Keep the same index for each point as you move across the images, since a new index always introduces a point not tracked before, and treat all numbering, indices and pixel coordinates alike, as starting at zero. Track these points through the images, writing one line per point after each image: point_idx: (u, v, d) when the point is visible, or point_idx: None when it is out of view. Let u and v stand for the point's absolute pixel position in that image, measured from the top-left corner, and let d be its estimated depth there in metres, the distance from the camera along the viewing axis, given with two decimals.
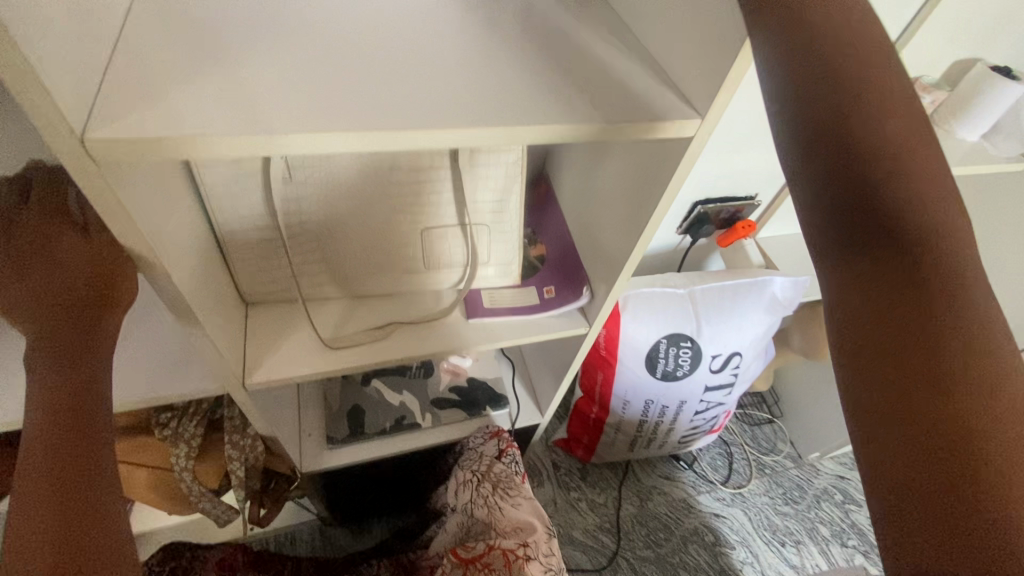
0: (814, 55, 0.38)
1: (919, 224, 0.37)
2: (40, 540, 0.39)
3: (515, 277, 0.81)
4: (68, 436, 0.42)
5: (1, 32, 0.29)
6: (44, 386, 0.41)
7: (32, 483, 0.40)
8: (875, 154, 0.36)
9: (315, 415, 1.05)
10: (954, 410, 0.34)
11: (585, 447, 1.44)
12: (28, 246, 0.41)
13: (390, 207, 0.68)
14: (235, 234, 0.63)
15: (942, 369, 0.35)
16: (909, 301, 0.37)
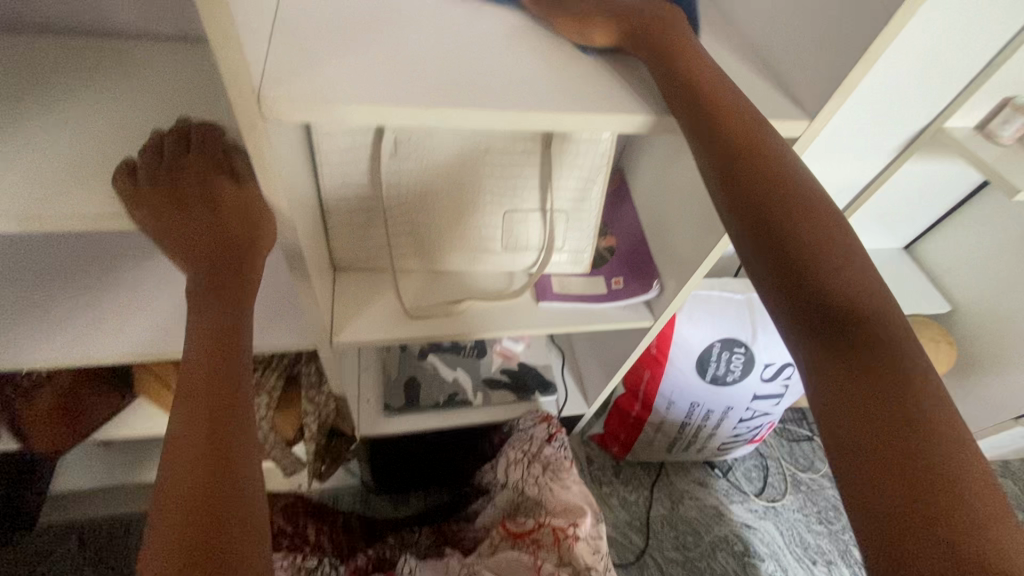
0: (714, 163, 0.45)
1: (832, 261, 0.41)
2: (196, 442, 0.43)
3: (585, 267, 0.83)
4: (223, 358, 0.47)
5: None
6: (207, 311, 0.48)
7: (183, 400, 0.45)
8: (786, 239, 0.42)
9: (374, 382, 1.10)
10: (906, 450, 0.35)
11: (622, 445, 1.45)
12: (192, 190, 0.48)
13: (481, 188, 0.71)
14: (339, 200, 0.68)
15: (886, 411, 0.36)
16: (825, 328, 0.40)
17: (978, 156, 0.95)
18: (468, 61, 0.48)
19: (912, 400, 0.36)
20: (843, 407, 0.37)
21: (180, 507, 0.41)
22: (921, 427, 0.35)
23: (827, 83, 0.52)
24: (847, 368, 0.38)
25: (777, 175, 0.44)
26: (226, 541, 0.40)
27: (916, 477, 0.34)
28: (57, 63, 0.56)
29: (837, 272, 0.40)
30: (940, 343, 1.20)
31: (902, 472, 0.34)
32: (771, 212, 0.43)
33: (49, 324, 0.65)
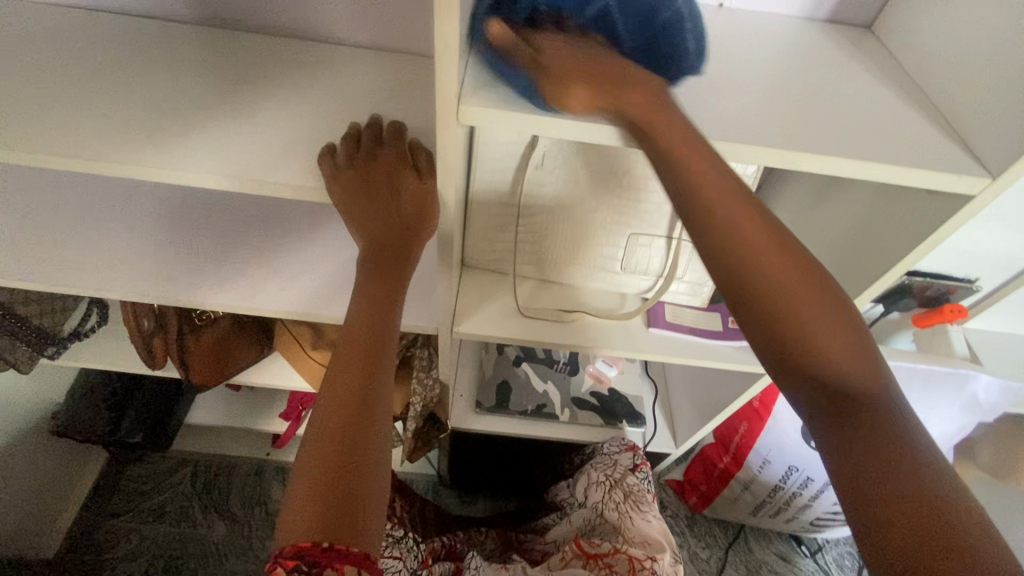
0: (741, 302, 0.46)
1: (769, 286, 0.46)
2: (346, 390, 0.52)
3: (702, 300, 0.83)
4: (374, 324, 0.56)
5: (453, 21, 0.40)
6: (369, 281, 0.57)
7: (341, 362, 0.54)
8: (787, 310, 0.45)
9: (468, 379, 1.15)
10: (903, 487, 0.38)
11: (700, 496, 1.38)
12: (383, 177, 0.56)
13: (613, 208, 0.74)
14: (482, 201, 0.74)
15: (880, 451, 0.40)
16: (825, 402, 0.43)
17: None
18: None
19: (876, 412, 0.42)
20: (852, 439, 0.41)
21: (325, 447, 0.48)
22: (894, 435, 0.41)
23: (1018, 143, 0.48)
24: (821, 396, 0.44)
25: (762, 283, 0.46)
26: (362, 475, 0.48)
27: (911, 500, 0.38)
28: (285, 56, 0.68)
29: (840, 340, 0.44)
30: None
31: (884, 485, 0.39)
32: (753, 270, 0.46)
33: (230, 273, 0.76)
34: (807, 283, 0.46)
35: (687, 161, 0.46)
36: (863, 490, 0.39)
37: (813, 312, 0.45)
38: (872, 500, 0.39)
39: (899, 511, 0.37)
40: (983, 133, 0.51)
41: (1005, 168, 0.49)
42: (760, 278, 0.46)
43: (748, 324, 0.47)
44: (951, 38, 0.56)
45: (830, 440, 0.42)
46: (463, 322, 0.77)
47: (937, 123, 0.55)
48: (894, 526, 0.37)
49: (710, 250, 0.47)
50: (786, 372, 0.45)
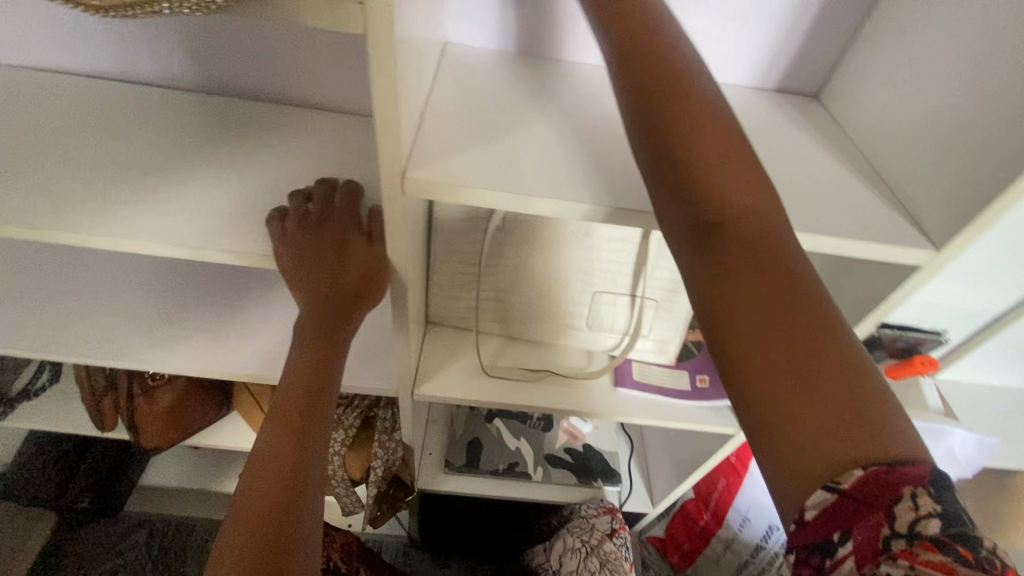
0: (660, 137, 0.41)
1: (696, 120, 0.41)
2: (278, 456, 0.52)
3: (670, 358, 0.82)
4: (309, 387, 0.55)
5: (393, 105, 0.40)
6: (303, 342, 0.55)
7: (275, 426, 0.54)
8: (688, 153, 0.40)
9: (438, 436, 1.11)
10: (816, 367, 0.33)
11: (683, 554, 1.33)
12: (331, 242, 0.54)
13: (575, 266, 0.74)
14: (445, 258, 0.74)
15: (792, 320, 0.35)
16: (718, 257, 0.38)
17: None
18: (590, 163, 0.52)
19: (782, 266, 0.37)
20: (766, 306, 0.35)
21: (252, 517, 0.48)
22: (818, 325, 0.34)
23: (960, 217, 0.49)
24: (725, 253, 0.38)
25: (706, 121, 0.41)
26: (289, 545, 0.47)
27: (822, 389, 0.33)
28: (249, 120, 0.68)
29: (739, 177, 0.39)
30: None
31: (770, 346, 0.34)
32: (669, 108, 0.41)
33: (183, 336, 0.73)
34: (726, 148, 0.40)
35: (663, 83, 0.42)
36: (765, 380, 0.34)
37: (726, 154, 0.40)
38: (758, 360, 0.34)
39: (819, 399, 0.32)
40: (928, 205, 0.52)
41: (950, 240, 0.50)
42: (706, 169, 0.39)
43: (657, 163, 0.41)
44: (889, 112, 0.58)
45: (726, 298, 0.37)
46: (425, 384, 0.75)
47: (884, 193, 0.56)
48: (781, 406, 0.33)
49: (647, 135, 0.41)
50: (700, 235, 0.39)
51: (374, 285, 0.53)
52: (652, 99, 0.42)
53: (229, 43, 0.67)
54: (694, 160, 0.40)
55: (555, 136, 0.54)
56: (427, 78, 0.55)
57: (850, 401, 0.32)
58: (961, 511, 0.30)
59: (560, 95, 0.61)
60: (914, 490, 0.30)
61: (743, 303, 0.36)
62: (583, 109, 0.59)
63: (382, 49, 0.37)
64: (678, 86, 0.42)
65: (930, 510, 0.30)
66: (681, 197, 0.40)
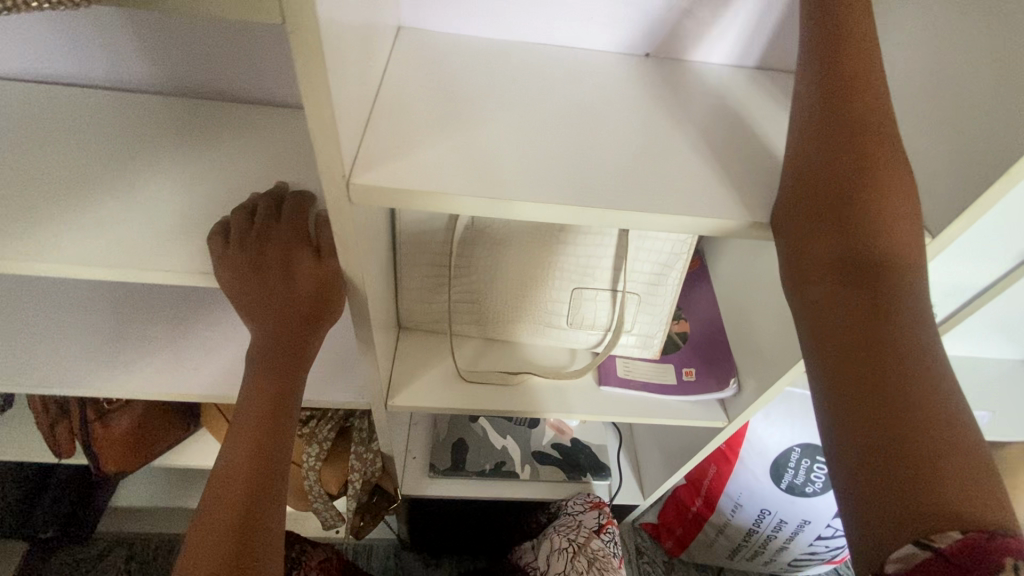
0: (816, 172, 0.43)
1: (869, 159, 0.42)
2: (235, 485, 0.48)
3: (655, 352, 0.78)
4: (268, 412, 0.50)
5: (327, 107, 0.35)
6: (260, 359, 0.49)
7: (233, 452, 0.49)
8: (846, 191, 0.42)
9: (421, 440, 1.08)
10: (921, 421, 0.36)
11: (677, 540, 1.32)
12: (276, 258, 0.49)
13: (552, 262, 0.70)
14: (412, 260, 0.69)
15: (908, 374, 0.38)
16: (849, 295, 0.41)
17: None
18: (560, 157, 0.48)
19: (912, 330, 0.39)
20: (881, 360, 0.39)
21: (205, 557, 0.44)
22: (934, 390, 0.37)
23: (955, 202, 0.46)
24: (857, 304, 0.41)
25: (883, 161, 0.42)
26: None
27: (919, 440, 0.36)
28: (189, 118, 0.62)
29: (884, 220, 0.41)
30: None
31: (878, 389, 0.38)
32: (867, 149, 0.42)
33: (135, 359, 0.68)
34: (895, 196, 0.42)
35: (850, 135, 0.43)
36: (865, 423, 0.38)
37: (883, 195, 0.42)
38: (869, 400, 0.38)
39: (916, 453, 0.36)
40: (923, 187, 0.49)
41: (944, 227, 0.47)
42: (868, 216, 0.41)
43: (799, 195, 0.44)
44: (876, 88, 0.55)
45: (851, 343, 0.40)
46: (399, 395, 0.71)
47: None
48: (879, 447, 0.37)
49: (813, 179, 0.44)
50: (821, 272, 0.43)
51: (331, 303, 0.49)
52: (853, 151, 0.43)
53: (166, 39, 0.62)
54: (847, 201, 0.42)
55: (521, 129, 0.50)
56: (374, 68, 0.49)
57: (942, 461, 0.35)
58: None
59: (527, 82, 0.56)
60: (1016, 562, 0.30)
61: (862, 347, 0.39)
62: (548, 95, 0.55)
63: (304, 44, 0.32)
64: (868, 123, 0.43)
65: None
66: (829, 238, 0.42)
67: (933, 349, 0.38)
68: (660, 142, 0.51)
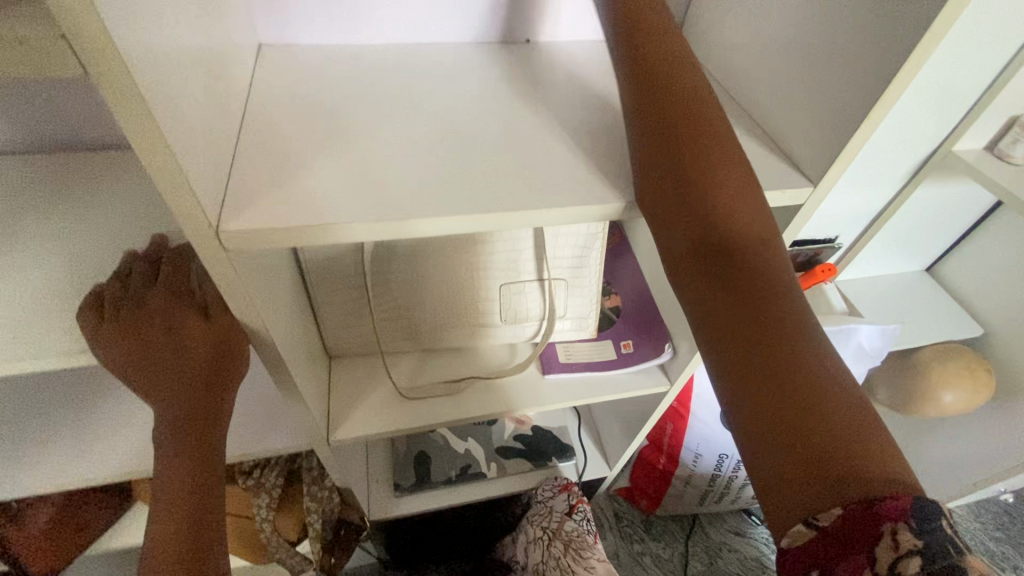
0: (662, 148, 0.43)
1: (706, 128, 0.42)
2: (168, 563, 0.44)
3: (592, 331, 0.79)
4: (191, 478, 0.46)
5: (167, 155, 0.32)
6: (171, 426, 0.45)
7: (159, 526, 0.45)
8: (688, 160, 0.41)
9: (382, 461, 1.05)
10: (804, 387, 0.34)
11: (650, 498, 1.37)
12: (156, 323, 0.44)
13: (473, 262, 0.68)
14: (325, 286, 0.65)
15: (780, 337, 0.36)
16: (714, 267, 0.39)
17: (993, 179, 0.88)
18: (449, 164, 0.46)
19: (777, 288, 0.38)
20: (752, 326, 0.37)
21: None
22: (805, 348, 0.36)
23: (828, 148, 0.48)
24: (724, 271, 0.39)
25: (713, 128, 0.42)
26: None
27: (808, 407, 0.34)
28: (58, 184, 0.58)
29: (722, 184, 0.41)
30: (977, 375, 1.09)
31: (750, 360, 0.36)
32: (697, 122, 0.43)
33: (37, 447, 0.62)
34: (733, 161, 0.42)
35: (675, 114, 0.43)
36: (756, 395, 0.35)
37: (724, 161, 0.41)
38: (749, 364, 0.36)
39: (808, 421, 0.33)
40: (800, 138, 0.51)
41: (823, 174, 0.49)
42: (696, 172, 0.41)
43: (657, 174, 0.43)
44: (745, 49, 0.57)
45: (727, 314, 0.38)
46: (340, 428, 0.68)
47: (757, 134, 0.55)
48: (773, 424, 0.34)
49: (654, 153, 0.43)
50: (693, 241, 0.40)
51: (233, 359, 0.46)
52: (668, 117, 0.43)
53: (5, 97, 0.57)
54: (694, 172, 0.41)
55: (405, 140, 0.48)
56: (234, 99, 0.46)
57: (834, 425, 0.33)
58: (952, 552, 0.30)
59: (408, 88, 0.54)
60: (896, 526, 0.30)
61: (743, 316, 0.37)
62: (430, 99, 0.53)
63: (118, 92, 0.29)
64: (682, 100, 0.43)
65: (913, 548, 0.29)
66: (671, 196, 0.42)
67: (799, 306, 0.37)
68: (549, 133, 0.51)
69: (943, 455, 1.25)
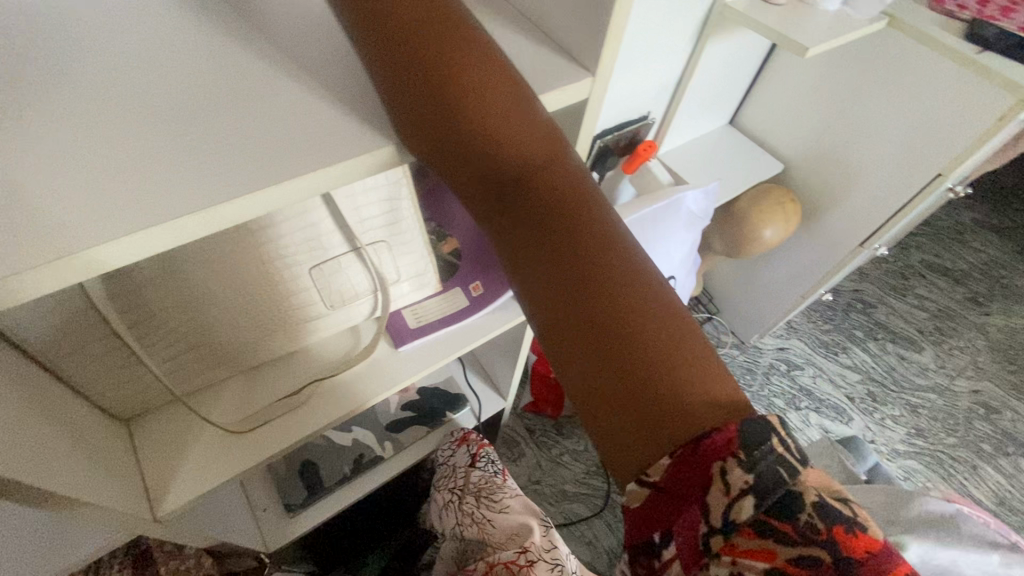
0: (428, 99, 0.38)
1: (469, 64, 0.38)
2: None
3: (436, 285, 0.72)
4: None
5: None
6: None
7: None
8: (458, 112, 0.38)
9: (264, 487, 0.94)
10: (630, 330, 0.33)
11: (554, 404, 1.43)
12: None
13: (261, 256, 0.56)
14: (61, 346, 0.48)
15: (601, 282, 0.34)
16: (527, 221, 0.37)
17: (765, 25, 0.92)
18: (143, 168, 0.36)
19: (590, 231, 0.36)
20: (571, 275, 0.35)
21: None
22: (630, 288, 0.34)
23: (595, 32, 0.43)
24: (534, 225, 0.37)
25: (481, 66, 0.38)
26: None
27: (632, 352, 0.33)
28: None
29: (512, 132, 0.38)
30: (786, 207, 1.23)
31: (577, 312, 0.34)
32: (461, 59, 0.38)
33: None
34: (513, 105, 0.38)
35: (432, 52, 0.38)
36: (578, 348, 0.34)
37: (502, 103, 0.38)
38: (571, 315, 0.35)
39: (636, 364, 0.33)
40: (567, 24, 0.45)
41: (599, 62, 0.44)
42: (472, 125, 0.38)
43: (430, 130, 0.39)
44: None
45: (541, 268, 0.36)
46: (166, 499, 0.55)
47: (526, 30, 0.48)
48: (600, 372, 0.33)
49: (419, 106, 0.38)
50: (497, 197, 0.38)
51: None
52: (424, 57, 0.38)
53: None
54: (470, 129, 0.38)
55: (71, 152, 0.36)
56: None
57: (661, 365, 0.32)
58: (785, 479, 0.31)
59: (61, 68, 0.39)
60: (724, 463, 0.31)
61: (560, 267, 0.35)
62: (100, 79, 0.39)
63: None
64: (438, 35, 0.38)
65: (742, 493, 0.31)
66: (456, 156, 0.40)
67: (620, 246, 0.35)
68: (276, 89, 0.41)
69: (774, 279, 1.45)
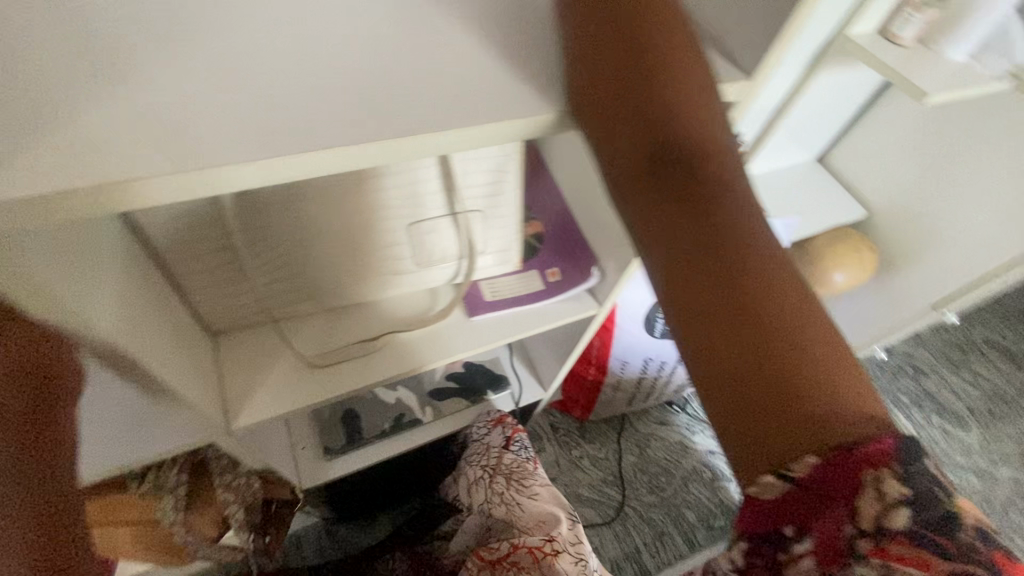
0: (605, 77, 0.41)
1: (660, 50, 0.40)
2: None
3: (516, 263, 0.73)
4: None
5: None
6: None
7: None
8: (636, 94, 0.40)
9: (306, 426, 0.97)
10: (777, 326, 0.35)
11: (584, 407, 1.42)
12: None
13: (369, 202, 0.57)
14: (175, 250, 0.51)
15: (753, 277, 0.36)
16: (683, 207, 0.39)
17: (886, 64, 0.89)
18: (307, 95, 0.37)
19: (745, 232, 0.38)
20: (724, 265, 0.37)
21: None
22: (782, 289, 0.36)
23: None
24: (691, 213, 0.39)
25: (668, 54, 0.40)
26: None
27: (778, 348, 0.34)
28: None
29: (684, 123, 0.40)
30: (863, 255, 1.20)
31: (725, 299, 0.36)
32: (654, 43, 0.40)
33: None
34: (691, 98, 0.41)
35: (624, 32, 0.40)
36: (720, 333, 0.36)
37: (678, 94, 0.40)
38: (716, 302, 0.37)
39: (778, 359, 0.34)
40: None
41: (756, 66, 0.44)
42: (651, 105, 0.40)
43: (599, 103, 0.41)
44: None
45: (693, 253, 0.38)
46: (241, 413, 0.59)
47: None
48: (739, 358, 0.35)
49: (595, 80, 0.41)
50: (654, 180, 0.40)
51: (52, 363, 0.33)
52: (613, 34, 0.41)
53: None
54: (645, 110, 0.40)
55: (248, 67, 0.38)
56: None
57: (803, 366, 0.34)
58: (940, 491, 0.30)
59: None
60: (878, 472, 0.30)
61: (713, 255, 0.37)
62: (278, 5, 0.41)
63: None
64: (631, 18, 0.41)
65: (896, 505, 0.30)
66: (619, 128, 0.41)
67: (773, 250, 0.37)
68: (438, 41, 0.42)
69: None
